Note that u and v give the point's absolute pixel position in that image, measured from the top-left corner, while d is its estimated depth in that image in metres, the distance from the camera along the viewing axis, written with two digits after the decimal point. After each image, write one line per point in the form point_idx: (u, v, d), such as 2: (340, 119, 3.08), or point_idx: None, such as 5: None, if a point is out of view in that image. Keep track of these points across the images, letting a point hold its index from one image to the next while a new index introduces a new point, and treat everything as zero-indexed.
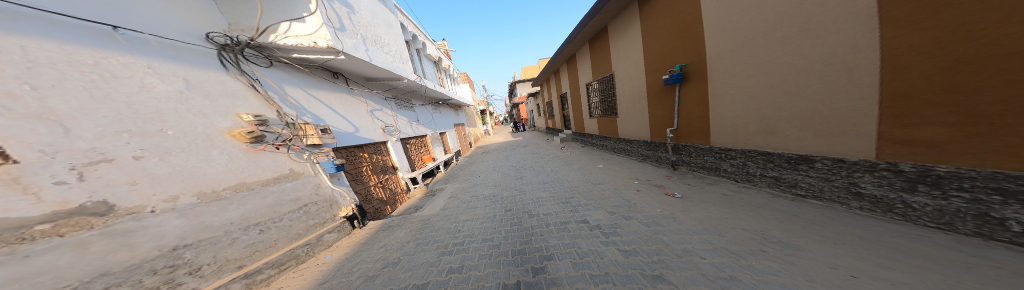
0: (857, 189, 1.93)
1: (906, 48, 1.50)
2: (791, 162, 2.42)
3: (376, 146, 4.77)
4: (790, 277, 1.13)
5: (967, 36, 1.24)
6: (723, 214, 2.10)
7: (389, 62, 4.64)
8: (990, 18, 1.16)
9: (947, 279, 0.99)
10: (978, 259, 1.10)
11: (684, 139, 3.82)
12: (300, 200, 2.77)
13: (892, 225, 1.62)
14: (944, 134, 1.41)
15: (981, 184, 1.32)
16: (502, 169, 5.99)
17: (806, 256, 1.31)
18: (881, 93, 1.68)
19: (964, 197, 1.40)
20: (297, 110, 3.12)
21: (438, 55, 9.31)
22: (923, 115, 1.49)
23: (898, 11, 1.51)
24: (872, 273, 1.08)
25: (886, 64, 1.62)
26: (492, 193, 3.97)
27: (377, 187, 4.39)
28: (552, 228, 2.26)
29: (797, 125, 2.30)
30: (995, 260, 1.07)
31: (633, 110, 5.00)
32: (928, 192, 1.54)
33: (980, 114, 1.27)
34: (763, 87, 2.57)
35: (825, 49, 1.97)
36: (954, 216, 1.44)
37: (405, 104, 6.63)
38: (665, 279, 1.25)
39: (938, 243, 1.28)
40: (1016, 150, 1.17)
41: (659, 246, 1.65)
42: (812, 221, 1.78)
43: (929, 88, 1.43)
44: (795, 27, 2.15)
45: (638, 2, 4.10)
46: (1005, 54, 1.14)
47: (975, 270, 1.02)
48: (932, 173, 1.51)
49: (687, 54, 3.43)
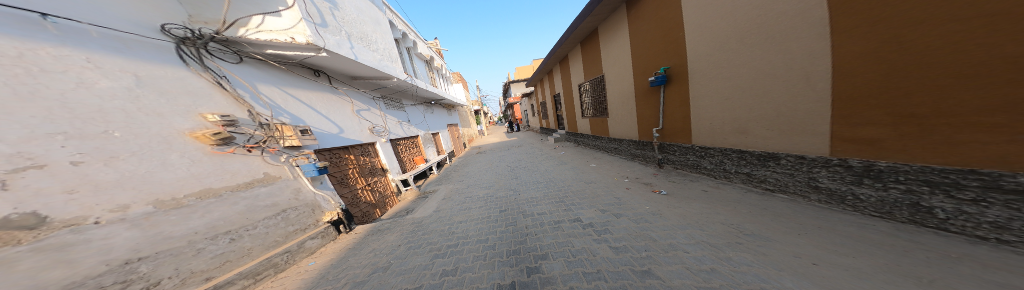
0: (815, 183, 2.15)
1: (855, 56, 1.70)
2: (760, 159, 2.63)
3: (362, 147, 4.56)
4: (762, 266, 1.25)
5: (900, 48, 1.44)
6: (704, 209, 2.25)
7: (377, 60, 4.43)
8: (915, 32, 1.35)
9: (889, 262, 1.14)
10: (914, 243, 1.28)
11: (668, 139, 4.03)
12: (277, 206, 2.58)
13: (845, 215, 1.83)
14: (882, 133, 1.63)
15: (913, 177, 1.54)
16: (497, 170, 5.94)
17: (774, 246, 1.45)
18: (832, 96, 1.90)
19: (899, 188, 1.62)
20: (272, 110, 2.89)
21: (430, 54, 9.07)
22: (867, 116, 1.71)
23: (847, 25, 1.71)
24: (830, 260, 1.22)
25: (838, 71, 1.83)
26: (488, 193, 3.97)
27: (365, 190, 4.20)
28: (546, 227, 2.30)
29: (765, 125, 2.52)
30: (926, 245, 1.26)
31: (621, 110, 5.19)
32: (872, 185, 1.77)
33: (910, 115, 1.47)
34: (736, 90, 2.78)
35: (787, 56, 2.17)
36: (893, 205, 1.66)
37: (394, 103, 6.37)
38: (653, 274, 1.32)
39: (883, 230, 1.48)
40: (941, 146, 1.37)
41: (647, 242, 1.74)
42: (779, 213, 1.96)
43: (874, 92, 1.63)
44: (763, 35, 2.34)
45: (625, 6, 4.24)
46: (926, 64, 1.34)
47: (911, 253, 1.18)
48: (874, 168, 1.73)
49: (670, 57, 3.61)
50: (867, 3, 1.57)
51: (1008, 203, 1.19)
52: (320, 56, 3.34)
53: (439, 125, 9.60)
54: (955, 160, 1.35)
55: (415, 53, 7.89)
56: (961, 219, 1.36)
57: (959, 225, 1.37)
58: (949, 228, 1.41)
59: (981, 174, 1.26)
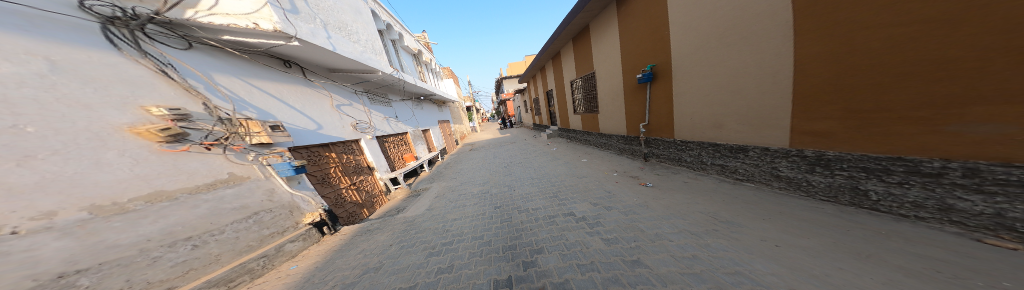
0: (777, 172, 2.40)
1: (821, 58, 1.87)
2: (732, 151, 2.87)
3: (345, 144, 4.25)
4: (735, 251, 1.40)
5: (862, 52, 1.61)
6: (685, 199, 2.44)
7: (359, 52, 4.08)
8: (879, 36, 1.50)
9: (837, 241, 1.33)
10: (855, 224, 1.51)
11: (653, 134, 4.22)
12: (247, 208, 2.37)
13: (801, 200, 2.09)
14: (838, 127, 1.87)
15: (854, 165, 1.82)
16: (491, 167, 5.91)
17: (746, 231, 1.62)
18: (797, 94, 2.11)
19: (835, 173, 1.95)
20: (234, 104, 2.59)
21: (418, 47, 8.49)
22: (829, 112, 1.92)
23: (816, 30, 1.86)
24: (790, 242, 1.40)
25: (805, 71, 2.00)
26: (482, 190, 3.97)
27: (351, 189, 3.99)
28: (541, 222, 2.37)
29: (736, 120, 2.74)
30: (863, 224, 1.49)
31: (611, 106, 5.34)
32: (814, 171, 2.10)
33: (861, 110, 1.71)
34: (714, 88, 2.95)
35: (760, 57, 2.34)
36: (837, 190, 1.94)
37: (380, 99, 5.96)
38: (642, 264, 1.42)
39: (831, 214, 1.71)
40: (881, 138, 1.63)
41: (636, 232, 1.87)
42: (748, 201, 2.19)
43: (835, 90, 1.84)
44: (739, 35, 2.48)
45: (616, 4, 4.24)
46: (883, 66, 1.53)
47: (853, 233, 1.39)
48: (823, 158, 2.01)
49: (656, 56, 3.72)
50: (838, 10, 1.70)
51: (919, 183, 1.50)
52: (292, 45, 2.99)
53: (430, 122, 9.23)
54: (893, 149, 1.59)
55: (402, 46, 7.35)
56: (873, 196, 1.73)
57: (870, 202, 1.75)
58: (878, 207, 1.71)
59: (909, 160, 1.52)
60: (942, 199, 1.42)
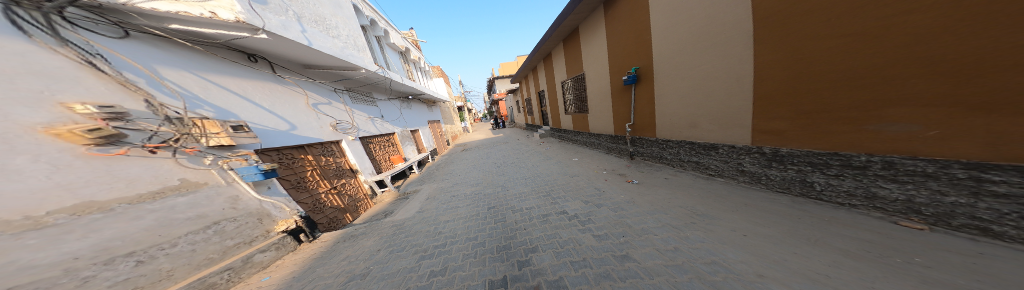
0: (741, 167, 2.67)
1: (785, 66, 2.09)
2: (704, 148, 3.13)
3: (324, 145, 3.95)
4: (711, 242, 1.55)
5: (821, 60, 1.82)
6: (667, 195, 2.63)
7: (338, 48, 3.80)
8: (837, 47, 1.70)
9: (794, 230, 1.53)
10: (807, 213, 1.74)
11: (638, 133, 4.44)
12: (205, 217, 2.12)
13: (764, 193, 2.34)
14: (791, 126, 2.13)
15: (801, 160, 2.11)
16: (484, 167, 5.85)
17: (719, 223, 1.79)
18: (759, 97, 2.35)
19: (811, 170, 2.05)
20: (185, 102, 2.28)
21: (405, 45, 8.11)
22: (783, 114, 2.18)
23: (782, 40, 2.07)
24: (756, 232, 1.58)
25: (770, 76, 2.23)
26: (475, 191, 3.93)
27: (331, 194, 3.73)
28: (535, 221, 2.41)
29: (708, 120, 2.99)
30: (814, 214, 1.72)
31: (600, 106, 5.52)
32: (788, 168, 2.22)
33: (813, 112, 1.96)
34: (689, 91, 3.18)
35: (729, 63, 2.56)
36: (789, 182, 2.23)
37: (363, 98, 5.62)
38: (631, 258, 1.52)
39: (789, 205, 1.95)
40: (825, 136, 1.90)
41: (624, 228, 1.98)
42: (720, 194, 2.42)
43: (792, 93, 2.08)
44: (711, 42, 2.68)
45: (604, 7, 4.35)
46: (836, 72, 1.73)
47: (806, 222, 1.61)
48: (777, 154, 2.30)
49: (639, 59, 3.90)
50: (801, 23, 1.90)
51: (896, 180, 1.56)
52: (258, 38, 2.68)
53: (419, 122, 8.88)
54: (836, 147, 1.85)
55: (388, 43, 6.94)
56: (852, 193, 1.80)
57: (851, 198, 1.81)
58: (820, 196, 1.99)
59: (841, 155, 1.83)
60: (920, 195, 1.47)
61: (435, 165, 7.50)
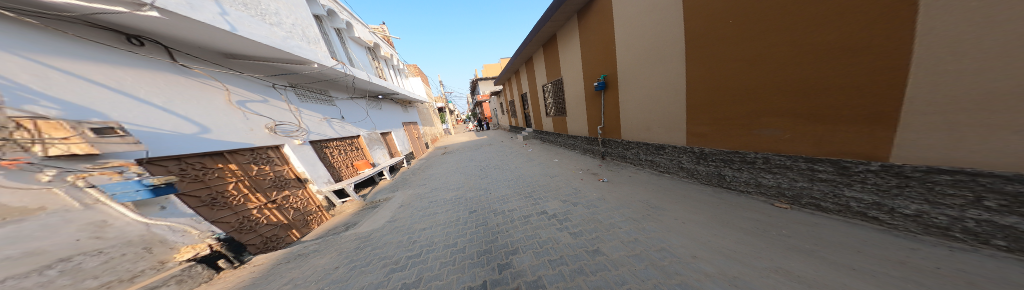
0: (679, 165, 3.25)
1: (719, 84, 2.58)
2: (654, 149, 3.70)
3: (255, 152, 3.40)
4: (662, 231, 1.86)
5: (749, 79, 2.30)
6: (631, 190, 3.00)
7: (277, 37, 3.47)
8: (762, 69, 2.16)
9: (723, 219, 1.94)
10: (730, 203, 2.23)
11: (607, 135, 4.89)
12: (50, 253, 1.62)
13: (701, 186, 2.88)
14: (721, 133, 2.67)
15: (716, 157, 2.74)
16: (466, 170, 5.62)
17: (670, 215, 2.14)
18: (697, 107, 2.87)
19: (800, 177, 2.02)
20: (17, 96, 1.68)
21: (374, 40, 7.65)
22: (716, 123, 2.70)
23: (716, 62, 2.55)
24: (696, 222, 1.95)
25: (707, 91, 2.72)
26: (456, 194, 3.75)
27: (268, 209, 3.28)
28: (516, 223, 2.45)
29: (659, 124, 3.49)
30: (734, 203, 2.22)
31: (574, 109, 5.88)
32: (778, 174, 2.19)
33: (738, 122, 2.49)
34: (645, 99, 3.65)
35: (676, 77, 3.02)
36: (710, 176, 2.85)
37: (315, 96, 5.05)
38: (600, 252, 1.70)
39: (718, 196, 2.46)
40: (740, 141, 2.49)
41: (596, 224, 2.19)
42: (670, 188, 2.89)
43: (726, 105, 2.58)
44: (663, 56, 3.12)
45: (578, 16, 4.66)
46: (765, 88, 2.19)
47: (730, 211, 2.06)
48: (701, 153, 2.92)
49: (607, 68, 4.30)
50: (734, 49, 2.36)
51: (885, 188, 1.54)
52: (152, 18, 2.23)
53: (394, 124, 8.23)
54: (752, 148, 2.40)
55: (351, 37, 6.52)
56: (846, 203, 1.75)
57: (850, 209, 1.73)
58: (728, 186, 2.63)
59: (740, 153, 2.50)
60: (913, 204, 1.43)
61: (410, 171, 6.84)
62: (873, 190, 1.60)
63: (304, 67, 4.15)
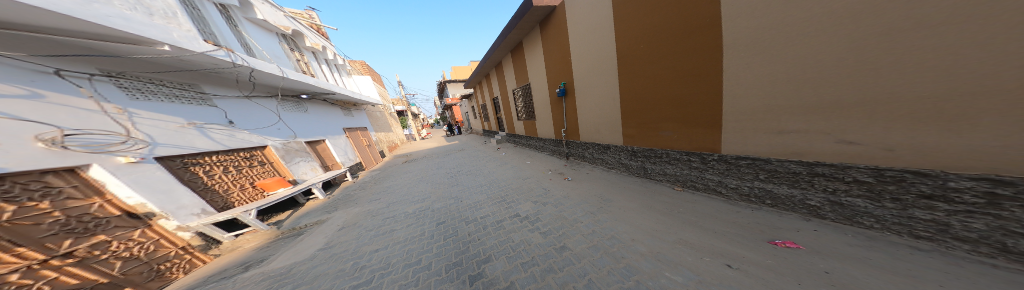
0: (622, 162, 3.93)
1: (649, 97, 3.16)
2: (602, 147, 4.36)
3: (18, 182, 2.16)
4: (614, 222, 2.26)
5: (664, 94, 2.95)
6: (590, 187, 3.43)
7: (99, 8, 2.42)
8: (673, 90, 2.80)
9: (657, 207, 2.50)
10: (658, 193, 2.88)
11: (569, 137, 5.31)
12: None
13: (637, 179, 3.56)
14: (649, 138, 3.33)
15: (641, 152, 3.50)
16: (431, 178, 5.19)
17: (618, 206, 2.62)
18: (631, 115, 3.51)
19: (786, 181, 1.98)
20: None
21: (291, 27, 6.62)
22: (647, 130, 3.33)
23: (646, 81, 3.13)
24: (631, 210, 2.48)
25: (642, 104, 3.30)
26: (419, 205, 3.43)
27: (65, 266, 2.18)
28: (489, 229, 2.40)
29: (608, 128, 4.09)
30: (662, 193, 2.88)
31: (541, 113, 6.14)
32: (765, 178, 2.13)
33: (658, 129, 3.16)
34: (598, 107, 4.15)
35: (622, 89, 3.55)
36: (640, 170, 3.58)
37: (169, 96, 3.72)
38: (567, 247, 1.90)
39: (651, 187, 3.13)
40: (653, 142, 3.25)
41: (564, 221, 2.39)
42: (619, 183, 3.45)
43: (650, 115, 3.20)
44: (611, 67, 3.62)
45: (540, 26, 4.96)
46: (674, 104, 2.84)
47: (661, 199, 2.67)
48: (633, 151, 3.65)
49: (566, 76, 4.69)
50: (654, 73, 2.99)
51: (879, 194, 1.48)
52: None
53: (323, 133, 7.09)
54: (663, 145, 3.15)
55: (251, 20, 5.50)
56: (841, 209, 1.69)
57: (735, 193, 2.39)
58: (652, 176, 3.38)
59: (652, 150, 3.32)
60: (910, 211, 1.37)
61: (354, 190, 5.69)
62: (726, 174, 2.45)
63: (131, 47, 2.90)
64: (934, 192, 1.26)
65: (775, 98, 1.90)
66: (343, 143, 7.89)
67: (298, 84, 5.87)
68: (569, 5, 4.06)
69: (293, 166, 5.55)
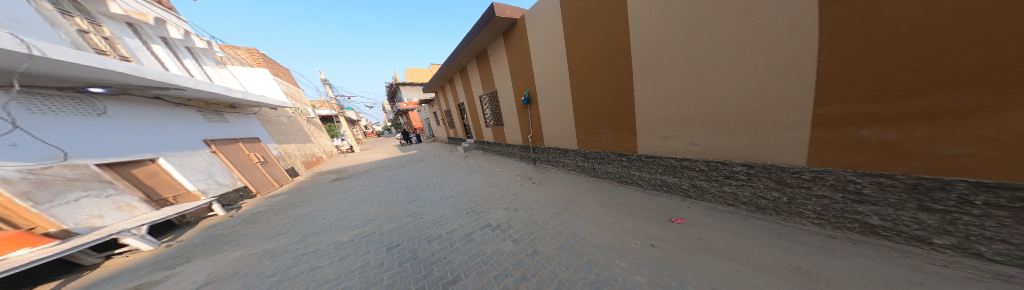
0: (581, 164, 4.45)
1: (604, 107, 3.70)
2: (563, 151, 4.79)
3: None
4: (577, 221, 2.60)
5: (616, 106, 3.53)
6: (556, 189, 3.75)
7: None
8: (624, 101, 3.39)
9: (609, 204, 3.01)
10: (611, 193, 3.45)
11: (535, 143, 5.54)
12: None
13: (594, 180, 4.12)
14: (604, 142, 3.89)
15: (598, 155, 4.08)
16: (384, 198, 4.68)
17: (580, 206, 3.01)
18: (591, 123, 4.01)
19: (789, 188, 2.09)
20: None
21: None
22: (602, 135, 3.89)
23: (601, 93, 3.68)
24: (592, 209, 2.90)
25: (598, 112, 3.83)
26: (377, 230, 3.17)
27: None
28: (456, 245, 2.43)
29: (568, 134, 4.54)
30: (614, 191, 3.49)
31: (507, 119, 6.26)
32: (769, 185, 2.24)
33: (611, 135, 3.75)
34: (560, 115, 4.54)
35: (581, 99, 4.03)
36: (597, 170, 4.16)
37: None
38: (537, 252, 2.08)
39: (605, 187, 3.70)
40: (608, 145, 3.84)
41: (534, 226, 2.60)
42: (580, 184, 3.92)
43: (607, 123, 3.74)
44: (572, 80, 4.07)
45: (503, 37, 5.15)
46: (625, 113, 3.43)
47: (613, 197, 3.23)
48: (591, 154, 4.22)
49: (530, 85, 4.97)
50: (607, 87, 3.54)
51: (896, 202, 1.57)
52: None
53: (153, 148, 4.98)
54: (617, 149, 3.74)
55: None
56: (849, 219, 1.82)
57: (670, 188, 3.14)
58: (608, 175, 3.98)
59: (606, 152, 3.93)
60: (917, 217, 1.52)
61: (277, 216, 4.53)
62: (663, 170, 3.17)
63: None
64: (950, 199, 1.37)
65: (695, 110, 2.61)
66: (205, 160, 5.89)
67: (98, 73, 3.86)
68: (530, 19, 4.46)
69: (63, 206, 3.61)
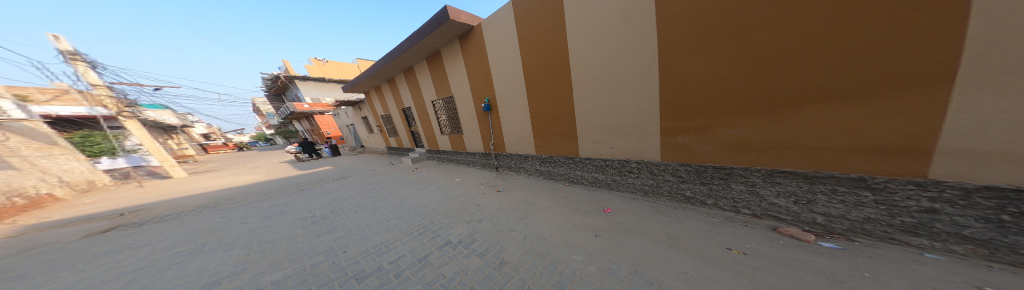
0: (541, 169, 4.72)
1: (561, 118, 4.04)
2: (523, 156, 4.96)
3: None
4: (540, 224, 2.73)
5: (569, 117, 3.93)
6: (521, 196, 3.80)
7: None
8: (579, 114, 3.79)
9: (567, 204, 3.32)
10: (571, 193, 3.79)
11: (497, 150, 5.46)
12: None
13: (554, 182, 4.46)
14: (562, 149, 4.26)
15: (555, 159, 4.42)
16: (284, 233, 3.36)
17: (540, 209, 3.19)
18: (549, 132, 4.31)
19: (786, 194, 2.28)
20: None
21: None
22: (559, 143, 4.25)
23: (556, 105, 4.01)
24: (555, 210, 3.12)
25: (556, 122, 4.15)
26: (255, 286, 2.12)
27: None
28: (406, 274, 2.02)
29: (527, 141, 4.75)
30: (572, 192, 3.87)
31: (467, 127, 5.85)
32: (720, 186, 2.72)
33: (568, 143, 4.13)
34: (522, 124, 4.67)
35: (540, 110, 4.28)
36: (557, 174, 4.50)
37: None
38: (504, 262, 2.03)
39: (564, 189, 4.05)
40: (564, 151, 4.23)
41: (500, 235, 2.56)
42: (543, 188, 4.15)
43: (563, 131, 4.11)
44: (532, 92, 4.25)
45: (459, 41, 4.83)
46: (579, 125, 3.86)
47: (573, 198, 3.56)
48: (548, 158, 4.54)
49: (490, 92, 4.88)
50: (561, 99, 3.90)
51: (725, 184, 2.66)
52: None
53: None
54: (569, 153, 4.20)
55: None
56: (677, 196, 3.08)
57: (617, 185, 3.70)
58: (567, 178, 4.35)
59: (563, 157, 4.29)
60: (907, 218, 1.72)
61: None
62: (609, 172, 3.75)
63: None
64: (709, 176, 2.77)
65: (631, 122, 3.24)
66: None
67: None
68: (487, 28, 4.41)
69: None
